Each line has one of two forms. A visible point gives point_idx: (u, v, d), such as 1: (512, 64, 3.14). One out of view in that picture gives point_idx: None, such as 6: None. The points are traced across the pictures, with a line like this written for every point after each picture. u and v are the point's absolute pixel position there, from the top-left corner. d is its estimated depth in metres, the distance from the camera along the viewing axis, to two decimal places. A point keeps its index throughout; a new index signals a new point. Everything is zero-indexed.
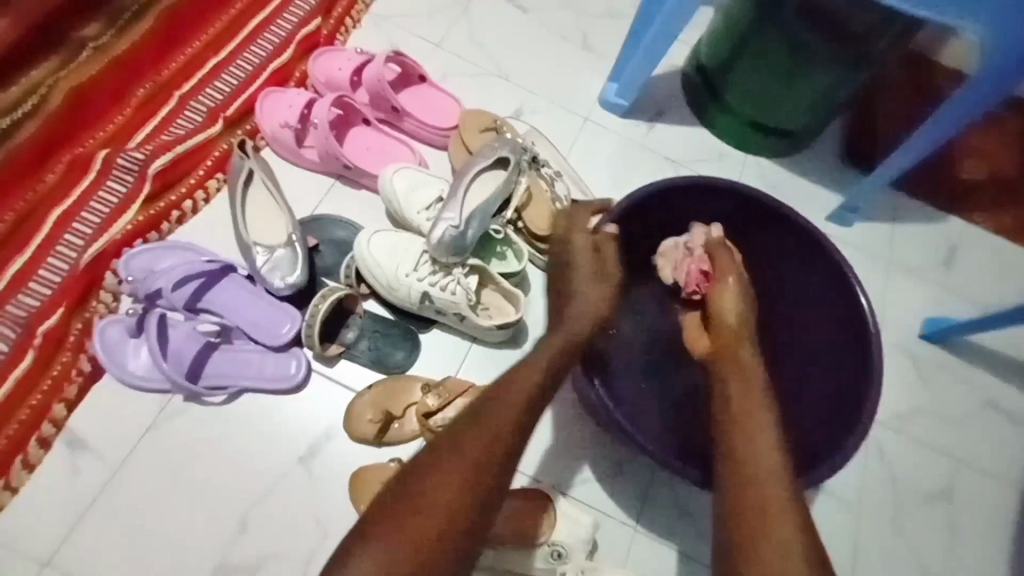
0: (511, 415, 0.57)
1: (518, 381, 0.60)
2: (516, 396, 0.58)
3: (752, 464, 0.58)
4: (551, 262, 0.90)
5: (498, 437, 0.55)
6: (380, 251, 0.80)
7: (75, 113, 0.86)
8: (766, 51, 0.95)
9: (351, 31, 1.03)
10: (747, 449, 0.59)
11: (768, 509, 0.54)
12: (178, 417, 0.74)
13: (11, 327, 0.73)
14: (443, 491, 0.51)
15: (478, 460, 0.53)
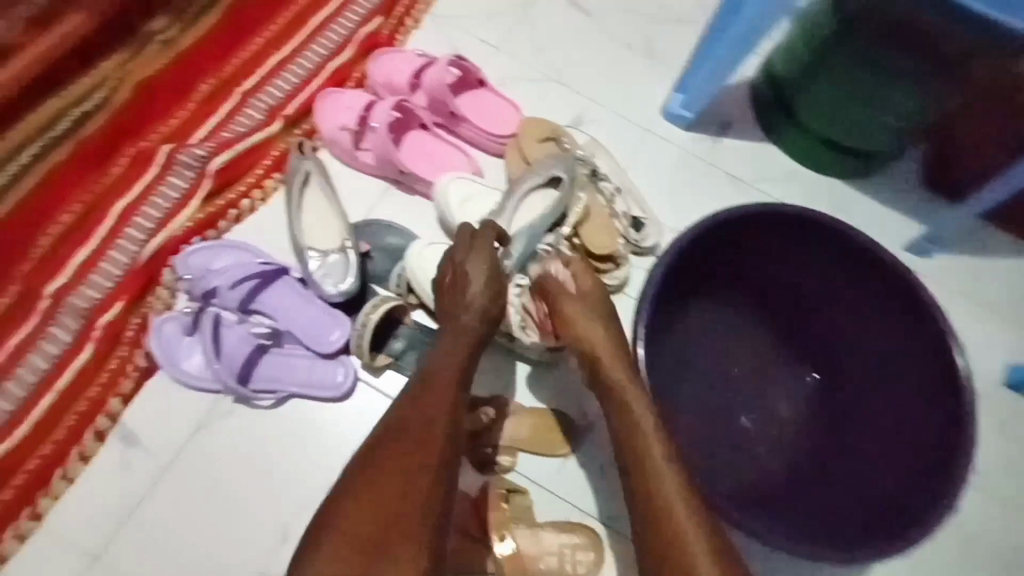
0: (443, 410, 0.55)
1: (439, 385, 0.58)
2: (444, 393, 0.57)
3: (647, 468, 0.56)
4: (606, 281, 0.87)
5: (434, 413, 0.55)
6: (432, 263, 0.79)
7: (140, 107, 0.87)
8: (848, 68, 0.90)
9: (411, 31, 1.01)
10: (651, 466, 0.56)
11: (674, 528, 0.51)
12: (226, 419, 0.74)
13: (72, 319, 0.74)
14: (389, 480, 0.49)
15: (416, 458, 0.51)
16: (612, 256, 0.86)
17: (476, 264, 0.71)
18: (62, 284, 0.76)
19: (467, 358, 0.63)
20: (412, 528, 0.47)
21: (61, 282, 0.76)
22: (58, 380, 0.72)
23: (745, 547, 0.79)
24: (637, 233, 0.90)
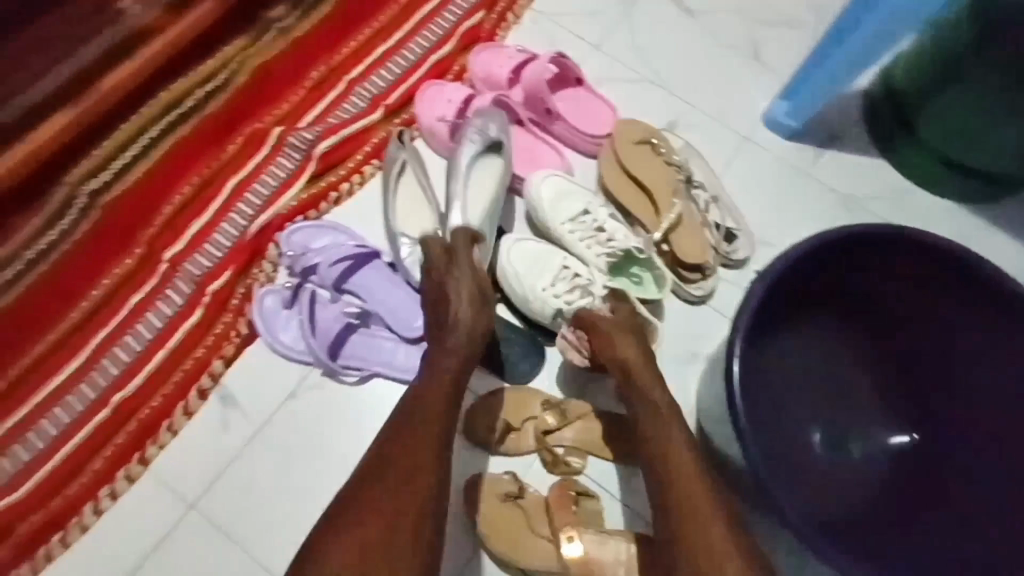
0: (432, 416, 0.60)
1: (425, 403, 0.62)
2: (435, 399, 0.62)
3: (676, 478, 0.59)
4: (691, 292, 0.85)
5: (428, 418, 0.60)
6: (519, 261, 0.80)
7: (257, 90, 0.92)
8: (980, 83, 0.83)
9: (511, 26, 1.02)
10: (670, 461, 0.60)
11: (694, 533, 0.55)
12: (315, 390, 0.79)
13: (186, 283, 0.80)
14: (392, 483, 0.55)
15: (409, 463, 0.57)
16: (700, 266, 0.84)
17: (463, 292, 0.70)
18: (178, 251, 0.82)
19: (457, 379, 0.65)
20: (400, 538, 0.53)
21: (179, 248, 0.82)
22: (170, 339, 0.78)
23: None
24: (727, 245, 0.88)
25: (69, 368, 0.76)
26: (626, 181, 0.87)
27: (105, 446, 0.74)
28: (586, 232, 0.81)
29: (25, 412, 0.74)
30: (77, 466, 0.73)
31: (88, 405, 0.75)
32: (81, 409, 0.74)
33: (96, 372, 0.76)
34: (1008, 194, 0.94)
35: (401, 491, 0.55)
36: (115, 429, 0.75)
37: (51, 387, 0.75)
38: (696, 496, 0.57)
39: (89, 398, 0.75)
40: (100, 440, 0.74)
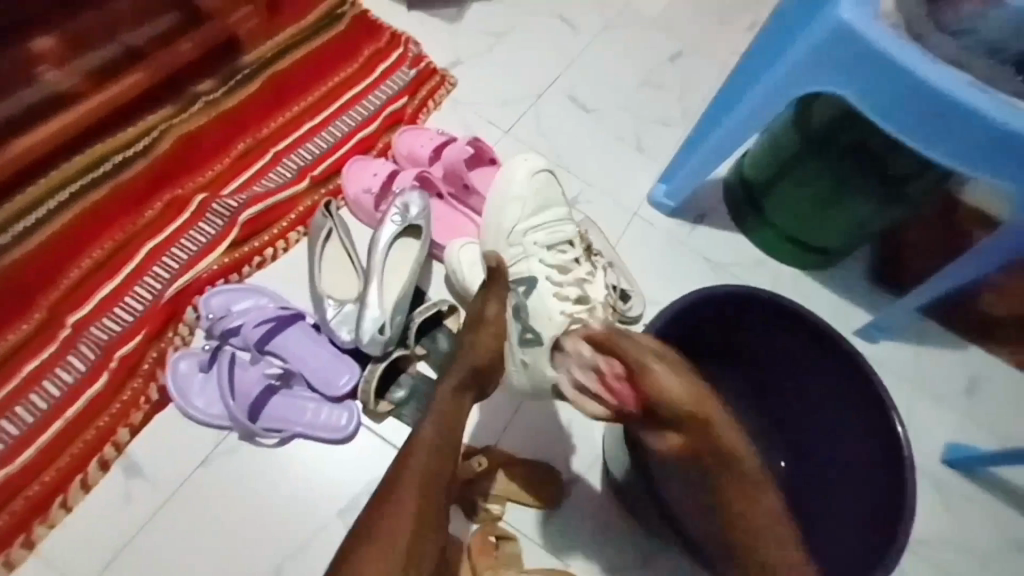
0: (431, 453, 0.61)
1: (423, 444, 0.62)
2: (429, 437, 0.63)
3: (756, 514, 0.59)
4: None
5: (430, 457, 0.61)
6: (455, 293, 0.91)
7: (181, 158, 0.95)
8: (809, 180, 1.05)
9: (431, 111, 1.14)
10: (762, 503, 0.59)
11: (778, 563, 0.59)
12: (232, 455, 0.77)
13: (90, 348, 0.78)
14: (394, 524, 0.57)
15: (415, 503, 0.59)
16: None
17: (476, 339, 0.70)
18: (84, 315, 0.80)
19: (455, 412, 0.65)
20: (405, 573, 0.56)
21: (85, 312, 0.80)
22: (69, 408, 0.75)
23: None
24: (625, 304, 1.00)
25: None
26: None
27: None
28: None
29: None
30: None
31: None
32: None
33: None
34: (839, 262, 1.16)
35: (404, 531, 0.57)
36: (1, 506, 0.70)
37: None
38: (768, 535, 0.59)
39: None
40: None
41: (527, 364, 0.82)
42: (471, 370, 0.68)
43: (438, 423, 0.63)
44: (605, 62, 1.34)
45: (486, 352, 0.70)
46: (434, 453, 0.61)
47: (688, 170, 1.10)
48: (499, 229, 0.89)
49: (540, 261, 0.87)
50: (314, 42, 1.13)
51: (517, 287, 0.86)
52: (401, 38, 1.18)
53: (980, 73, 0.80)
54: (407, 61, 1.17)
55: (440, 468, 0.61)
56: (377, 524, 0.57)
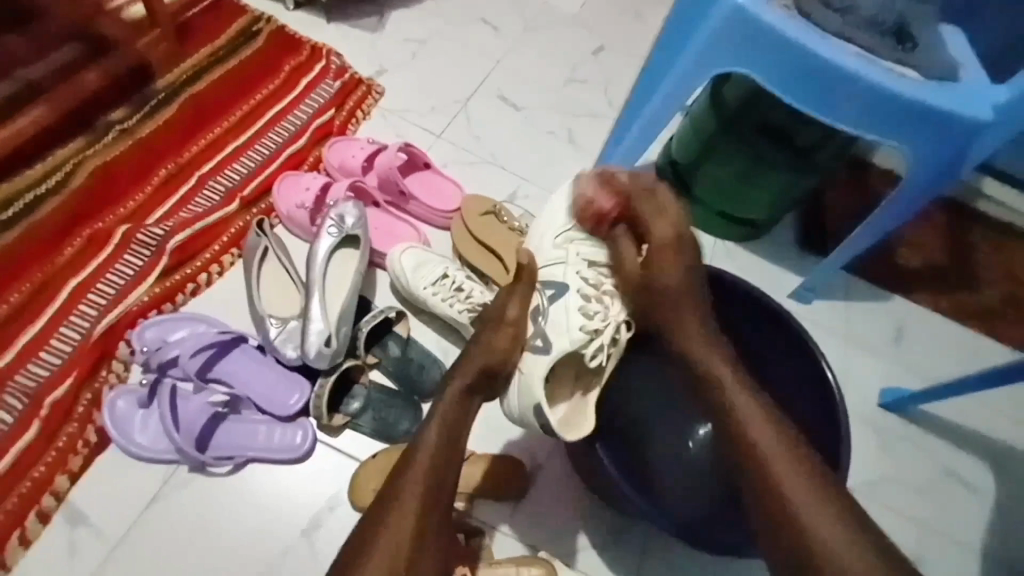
0: (439, 455, 0.63)
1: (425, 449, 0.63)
2: (429, 440, 0.63)
3: (761, 440, 0.63)
4: None
5: (435, 459, 0.62)
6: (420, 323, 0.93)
7: (98, 189, 0.91)
8: (730, 156, 1.10)
9: (360, 122, 1.14)
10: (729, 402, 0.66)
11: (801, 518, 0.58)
12: (183, 490, 0.75)
13: (17, 398, 0.75)
14: (396, 532, 0.57)
15: (421, 509, 0.59)
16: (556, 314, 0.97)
17: (493, 337, 0.72)
18: (7, 364, 0.76)
19: (458, 410, 0.67)
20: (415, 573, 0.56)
21: (8, 360, 0.76)
22: None
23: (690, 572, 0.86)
24: None
25: None
26: (478, 249, 0.97)
27: None
28: (447, 293, 0.89)
29: None
30: None
31: None
32: None
33: None
34: (767, 232, 1.23)
35: (412, 537, 0.57)
36: None
37: None
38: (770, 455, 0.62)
39: None
40: None
41: (522, 376, 0.74)
42: (482, 370, 0.70)
43: (439, 424, 0.65)
44: (528, 62, 1.38)
45: (495, 348, 0.72)
46: (435, 459, 0.62)
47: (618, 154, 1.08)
48: (548, 229, 0.84)
49: (578, 272, 0.80)
50: (231, 63, 1.11)
51: (545, 288, 0.79)
52: (321, 52, 1.18)
53: (865, 45, 0.86)
54: (329, 74, 1.16)
55: (443, 475, 0.62)
56: (378, 538, 0.56)
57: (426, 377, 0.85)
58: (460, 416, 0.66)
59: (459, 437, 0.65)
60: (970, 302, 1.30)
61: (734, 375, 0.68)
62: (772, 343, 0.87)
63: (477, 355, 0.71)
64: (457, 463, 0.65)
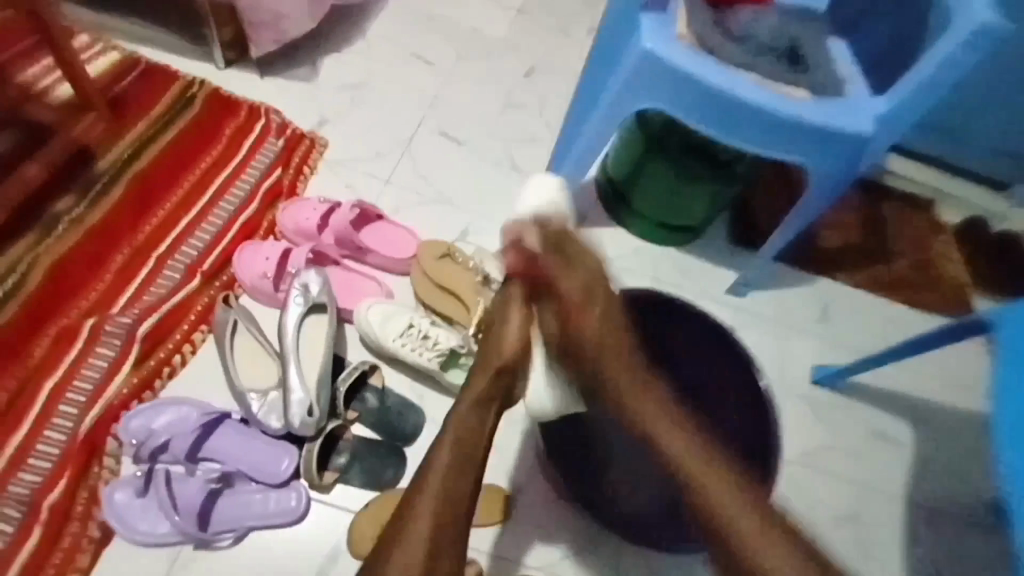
0: (455, 461, 0.70)
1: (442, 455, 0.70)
2: (439, 454, 0.70)
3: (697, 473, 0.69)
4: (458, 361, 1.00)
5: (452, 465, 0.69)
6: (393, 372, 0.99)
7: (57, 285, 0.93)
8: (661, 173, 1.20)
9: (308, 177, 1.17)
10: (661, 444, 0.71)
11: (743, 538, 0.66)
12: (192, 567, 0.80)
13: (16, 507, 0.78)
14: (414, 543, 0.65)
15: (436, 516, 0.66)
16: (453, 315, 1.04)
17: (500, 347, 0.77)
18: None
19: (476, 409, 0.74)
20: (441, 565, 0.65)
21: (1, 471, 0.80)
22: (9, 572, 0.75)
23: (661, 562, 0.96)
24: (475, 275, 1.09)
25: None
26: (439, 292, 1.03)
27: None
28: (415, 342, 0.95)
29: None
30: None
31: None
32: None
33: None
34: (703, 234, 1.34)
35: (431, 544, 0.65)
36: None
37: None
38: (708, 487, 0.68)
39: None
40: None
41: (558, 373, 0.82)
42: (497, 374, 0.76)
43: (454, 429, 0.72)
44: (464, 93, 1.43)
45: (506, 353, 0.76)
46: (455, 472, 0.69)
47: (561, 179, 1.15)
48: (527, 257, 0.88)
49: None
50: (170, 133, 1.12)
51: None
52: (259, 111, 1.20)
53: (764, 73, 0.94)
54: (271, 132, 1.18)
55: (458, 479, 0.69)
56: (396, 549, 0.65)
57: (405, 423, 0.92)
58: (477, 425, 0.73)
59: (478, 442, 0.72)
60: (884, 275, 1.46)
61: (666, 424, 0.72)
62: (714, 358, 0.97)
63: (490, 360, 0.77)
64: (478, 469, 0.71)
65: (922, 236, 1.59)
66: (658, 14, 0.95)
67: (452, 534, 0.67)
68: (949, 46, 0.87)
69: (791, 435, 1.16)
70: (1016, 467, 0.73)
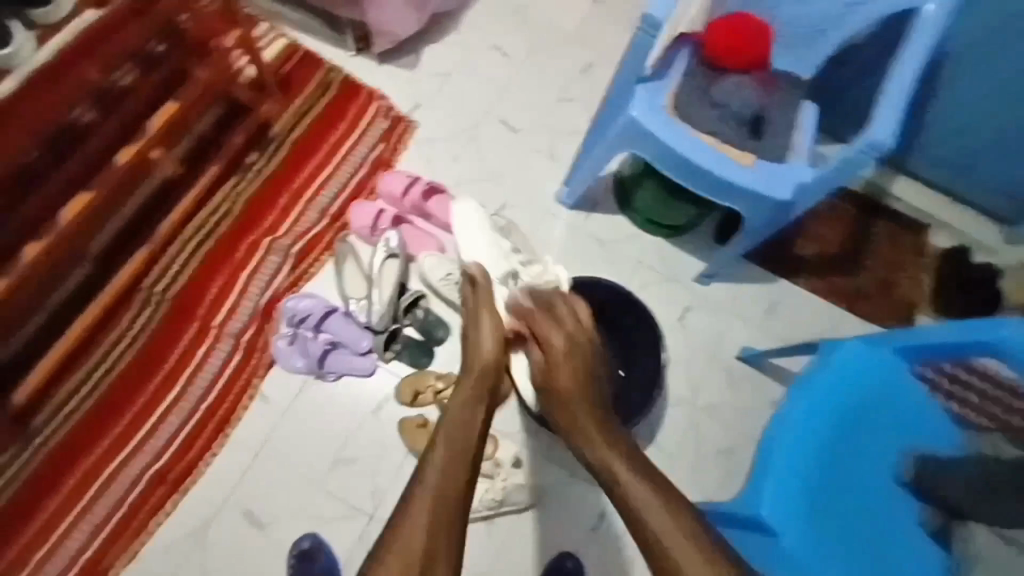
0: (449, 459, 0.97)
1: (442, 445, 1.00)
2: (438, 451, 0.99)
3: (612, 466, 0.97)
4: None
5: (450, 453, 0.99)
6: (436, 300, 1.53)
7: (250, 212, 1.54)
8: (653, 185, 1.58)
9: (401, 152, 1.66)
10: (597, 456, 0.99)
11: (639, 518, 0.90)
12: (314, 388, 1.44)
13: (230, 338, 1.43)
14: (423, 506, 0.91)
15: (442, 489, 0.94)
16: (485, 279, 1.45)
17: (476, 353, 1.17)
18: (221, 319, 1.44)
19: (462, 427, 1.03)
20: (441, 530, 0.89)
21: (223, 316, 1.44)
22: (228, 369, 1.41)
23: None
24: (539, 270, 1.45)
25: (173, 392, 1.38)
26: None
27: (204, 431, 1.36)
28: (451, 285, 1.48)
29: (159, 415, 1.36)
30: (190, 444, 1.35)
31: (190, 409, 1.37)
32: (187, 413, 1.37)
33: (192, 392, 1.38)
34: (688, 233, 1.71)
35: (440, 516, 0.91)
36: (207, 421, 1.37)
37: (166, 404, 1.37)
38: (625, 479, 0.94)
39: (191, 405, 1.37)
40: (199, 430, 1.36)
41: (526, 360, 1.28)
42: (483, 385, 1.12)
43: (448, 432, 1.02)
44: (528, 85, 1.78)
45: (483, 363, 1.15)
46: (445, 465, 0.96)
47: (578, 178, 1.57)
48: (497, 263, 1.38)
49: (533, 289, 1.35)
50: (316, 110, 1.64)
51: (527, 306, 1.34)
52: (374, 96, 1.67)
53: (721, 139, 1.29)
54: (380, 114, 1.66)
55: (451, 470, 0.96)
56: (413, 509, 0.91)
57: (437, 331, 1.48)
58: (464, 432, 1.02)
59: (466, 445, 1.00)
60: (847, 286, 1.74)
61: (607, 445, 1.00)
62: (645, 339, 1.41)
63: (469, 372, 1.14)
64: (463, 457, 0.99)
65: (905, 254, 1.80)
66: (652, 85, 1.31)
67: (454, 508, 0.92)
68: (854, 150, 1.17)
69: (708, 392, 1.60)
70: (803, 448, 1.08)
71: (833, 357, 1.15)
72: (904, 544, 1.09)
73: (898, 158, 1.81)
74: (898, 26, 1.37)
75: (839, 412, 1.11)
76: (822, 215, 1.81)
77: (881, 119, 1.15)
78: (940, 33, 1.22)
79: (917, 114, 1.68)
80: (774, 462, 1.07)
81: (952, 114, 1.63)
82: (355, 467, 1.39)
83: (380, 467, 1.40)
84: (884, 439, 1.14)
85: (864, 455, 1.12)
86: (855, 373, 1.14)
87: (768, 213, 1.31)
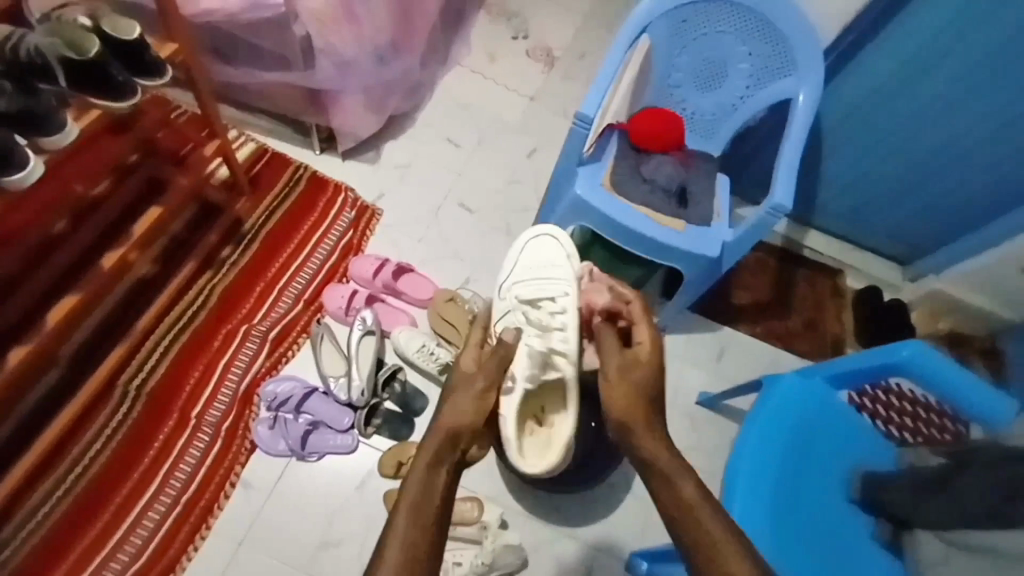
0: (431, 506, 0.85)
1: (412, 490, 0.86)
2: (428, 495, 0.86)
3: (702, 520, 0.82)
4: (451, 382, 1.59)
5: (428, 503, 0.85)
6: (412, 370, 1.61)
7: (227, 302, 1.60)
8: (600, 251, 1.76)
9: (370, 237, 1.79)
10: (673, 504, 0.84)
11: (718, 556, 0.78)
12: (297, 469, 1.45)
13: (208, 428, 1.44)
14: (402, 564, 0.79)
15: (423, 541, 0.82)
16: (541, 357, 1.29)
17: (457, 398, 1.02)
18: (199, 410, 1.46)
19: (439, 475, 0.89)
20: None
21: (200, 407, 1.46)
22: (207, 460, 1.41)
23: (565, 503, 1.51)
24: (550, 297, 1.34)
25: (150, 489, 1.36)
26: (445, 323, 1.62)
27: (183, 527, 1.34)
28: (426, 356, 1.56)
29: (134, 515, 1.33)
30: (169, 541, 1.32)
31: (167, 506, 1.35)
32: (164, 509, 1.35)
33: (169, 487, 1.37)
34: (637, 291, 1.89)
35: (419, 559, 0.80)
36: (186, 516, 1.35)
37: (142, 503, 1.35)
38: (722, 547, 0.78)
39: (168, 501, 1.36)
40: (178, 526, 1.34)
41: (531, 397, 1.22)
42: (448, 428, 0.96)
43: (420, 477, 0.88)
44: (481, 170, 1.99)
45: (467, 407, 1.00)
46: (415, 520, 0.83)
47: None
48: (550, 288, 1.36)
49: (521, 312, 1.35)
50: (287, 204, 1.77)
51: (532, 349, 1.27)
52: (341, 188, 1.82)
53: (653, 208, 1.50)
54: (349, 204, 1.80)
55: (423, 517, 0.84)
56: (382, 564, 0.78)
57: (416, 402, 1.54)
58: (429, 489, 0.87)
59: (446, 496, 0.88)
60: (781, 327, 1.95)
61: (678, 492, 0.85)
62: None
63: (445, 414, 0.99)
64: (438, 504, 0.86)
65: (825, 294, 2.04)
66: (590, 166, 1.52)
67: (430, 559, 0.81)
68: (762, 211, 1.39)
69: (675, 436, 1.71)
70: (761, 475, 1.19)
71: (774, 390, 1.30)
72: (863, 555, 1.20)
73: (804, 213, 2.10)
74: (781, 112, 1.68)
75: (787, 437, 1.25)
76: (750, 268, 2.04)
77: (780, 185, 1.39)
78: (814, 115, 1.47)
79: (812, 178, 1.99)
80: (738, 490, 1.18)
81: (838, 177, 1.95)
82: (342, 549, 1.39)
83: (366, 544, 1.40)
84: (830, 459, 1.28)
85: (817, 476, 1.25)
86: (796, 401, 1.29)
87: (703, 266, 1.49)
